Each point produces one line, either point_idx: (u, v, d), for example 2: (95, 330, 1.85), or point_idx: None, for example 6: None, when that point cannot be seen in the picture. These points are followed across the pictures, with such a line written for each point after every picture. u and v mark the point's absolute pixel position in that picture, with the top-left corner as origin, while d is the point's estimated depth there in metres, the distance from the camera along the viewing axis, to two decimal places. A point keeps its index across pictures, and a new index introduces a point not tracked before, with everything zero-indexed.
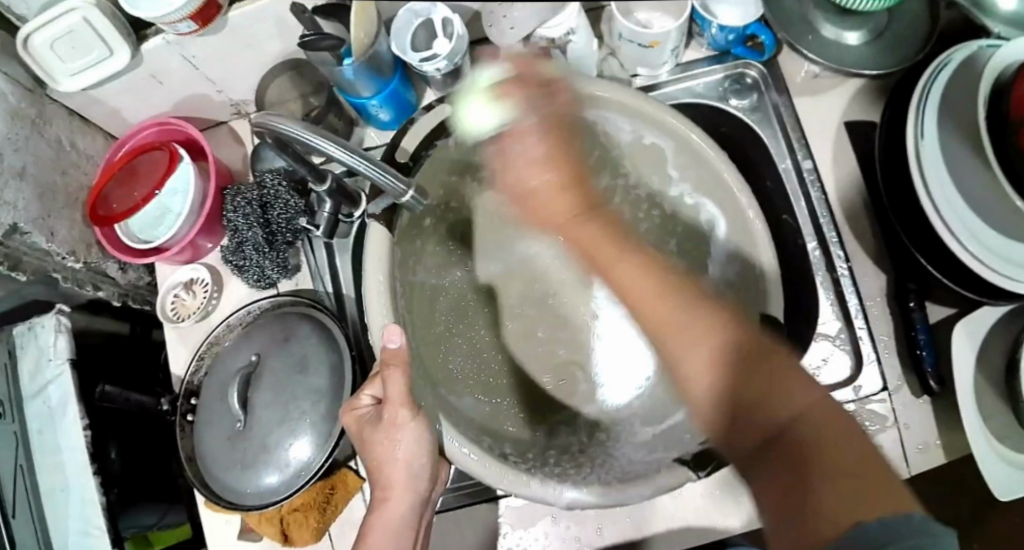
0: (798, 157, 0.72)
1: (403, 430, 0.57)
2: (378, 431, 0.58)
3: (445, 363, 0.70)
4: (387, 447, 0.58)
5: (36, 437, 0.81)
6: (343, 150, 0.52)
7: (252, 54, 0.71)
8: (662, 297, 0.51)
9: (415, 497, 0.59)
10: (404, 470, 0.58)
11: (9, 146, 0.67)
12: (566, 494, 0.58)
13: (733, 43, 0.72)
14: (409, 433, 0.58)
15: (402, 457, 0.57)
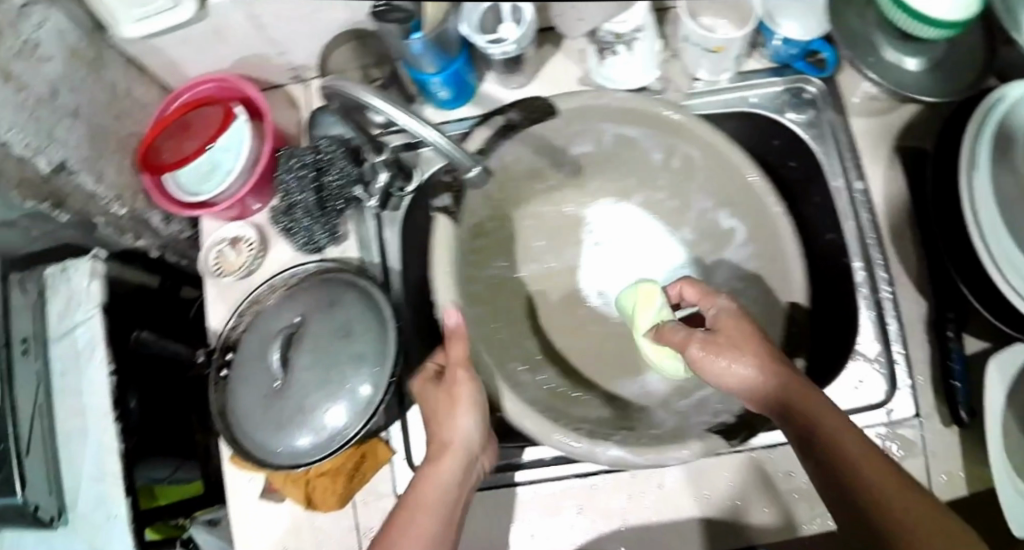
0: (851, 177, 0.73)
1: (462, 392, 0.60)
2: (440, 394, 0.61)
3: (507, 342, 0.74)
4: (446, 416, 0.60)
5: (59, 378, 0.82)
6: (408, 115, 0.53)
7: (316, 20, 0.69)
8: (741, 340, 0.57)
9: (468, 460, 0.60)
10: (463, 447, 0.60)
11: (65, 84, 0.67)
12: (608, 452, 0.61)
13: (795, 57, 0.72)
14: (473, 406, 0.60)
15: (460, 415, 0.59)
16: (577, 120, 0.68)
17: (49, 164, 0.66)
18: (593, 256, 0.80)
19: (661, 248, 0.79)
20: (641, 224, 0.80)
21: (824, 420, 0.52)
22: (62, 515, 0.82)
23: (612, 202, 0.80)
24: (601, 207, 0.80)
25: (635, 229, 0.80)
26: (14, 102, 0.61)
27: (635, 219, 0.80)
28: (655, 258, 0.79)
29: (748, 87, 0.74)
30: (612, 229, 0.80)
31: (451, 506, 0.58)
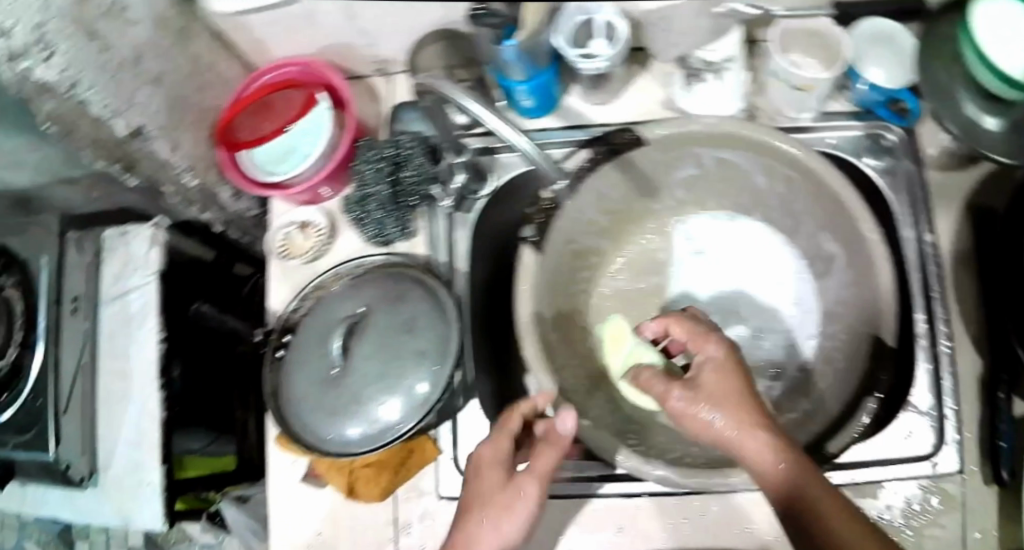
0: (921, 229, 0.73)
1: (523, 507, 0.58)
2: (500, 494, 0.59)
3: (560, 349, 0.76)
4: (497, 515, 0.58)
5: (105, 340, 0.82)
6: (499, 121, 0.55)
7: (412, 16, 0.70)
8: (735, 397, 0.55)
9: None
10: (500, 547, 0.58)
11: (150, 52, 0.67)
12: (657, 471, 0.62)
13: (878, 103, 0.73)
14: (530, 512, 0.58)
15: (513, 525, 0.58)
16: (673, 144, 0.70)
17: (126, 127, 0.67)
18: (693, 264, 0.82)
19: (763, 266, 0.81)
20: (747, 240, 0.82)
21: (798, 478, 0.52)
22: (92, 475, 0.82)
23: (710, 217, 0.83)
24: (705, 218, 0.83)
25: (742, 243, 0.82)
26: (97, 63, 0.61)
27: (736, 235, 0.82)
28: (756, 273, 0.81)
29: (827, 129, 0.75)
30: (716, 240, 0.82)
31: None
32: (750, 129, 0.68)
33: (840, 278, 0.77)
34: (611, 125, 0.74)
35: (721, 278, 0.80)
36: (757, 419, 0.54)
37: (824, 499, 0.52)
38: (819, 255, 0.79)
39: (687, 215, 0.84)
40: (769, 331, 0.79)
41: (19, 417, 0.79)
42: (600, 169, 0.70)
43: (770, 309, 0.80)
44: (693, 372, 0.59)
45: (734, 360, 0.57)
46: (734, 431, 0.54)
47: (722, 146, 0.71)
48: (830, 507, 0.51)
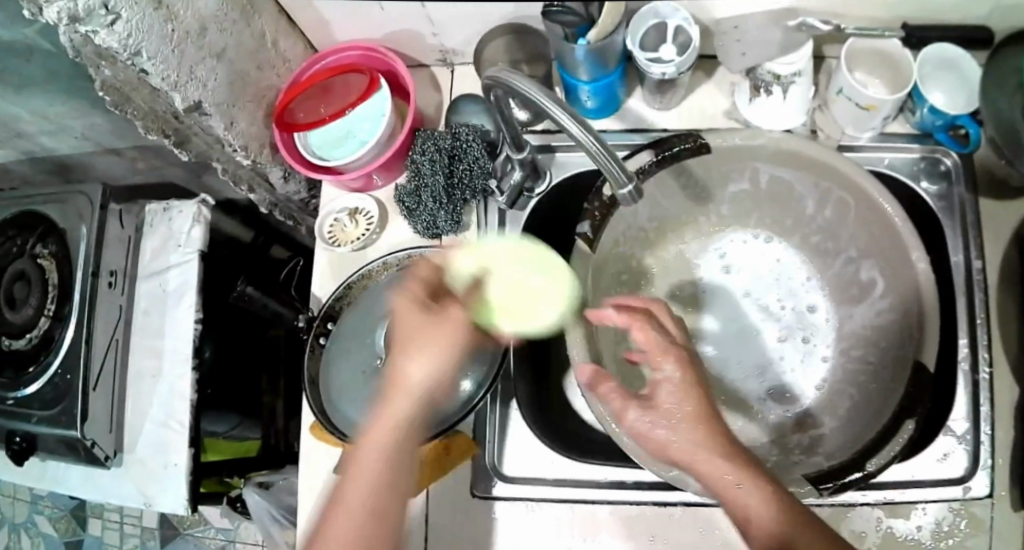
0: (971, 254, 0.73)
1: (449, 334, 0.57)
2: (428, 325, 0.57)
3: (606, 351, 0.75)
4: (412, 336, 0.57)
5: (140, 316, 0.81)
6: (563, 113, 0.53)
7: (482, 8, 0.69)
8: (696, 416, 0.57)
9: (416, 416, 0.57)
10: (421, 377, 0.56)
11: (215, 24, 0.66)
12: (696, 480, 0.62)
13: (939, 128, 0.73)
14: (459, 336, 0.57)
15: (419, 361, 0.56)
16: (733, 155, 0.71)
17: (185, 101, 0.66)
18: (720, 281, 0.82)
19: (797, 294, 0.81)
20: (784, 265, 0.82)
21: (758, 496, 0.53)
22: (116, 455, 0.81)
23: (746, 234, 0.83)
24: (743, 235, 0.83)
25: (776, 266, 0.82)
26: (162, 33, 0.60)
27: (768, 255, 0.82)
28: (788, 293, 0.81)
29: (885, 150, 0.75)
30: (749, 260, 0.82)
31: (399, 464, 0.56)
32: (812, 143, 0.68)
33: (875, 305, 0.75)
34: (669, 130, 0.74)
35: (746, 302, 0.81)
36: (717, 437, 0.56)
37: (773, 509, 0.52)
38: (854, 281, 0.77)
39: (728, 230, 0.83)
40: (800, 361, 0.79)
41: (46, 390, 0.78)
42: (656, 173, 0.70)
43: (800, 338, 0.80)
44: (654, 388, 0.60)
45: (687, 377, 0.58)
46: (699, 450, 0.55)
47: (779, 160, 0.71)
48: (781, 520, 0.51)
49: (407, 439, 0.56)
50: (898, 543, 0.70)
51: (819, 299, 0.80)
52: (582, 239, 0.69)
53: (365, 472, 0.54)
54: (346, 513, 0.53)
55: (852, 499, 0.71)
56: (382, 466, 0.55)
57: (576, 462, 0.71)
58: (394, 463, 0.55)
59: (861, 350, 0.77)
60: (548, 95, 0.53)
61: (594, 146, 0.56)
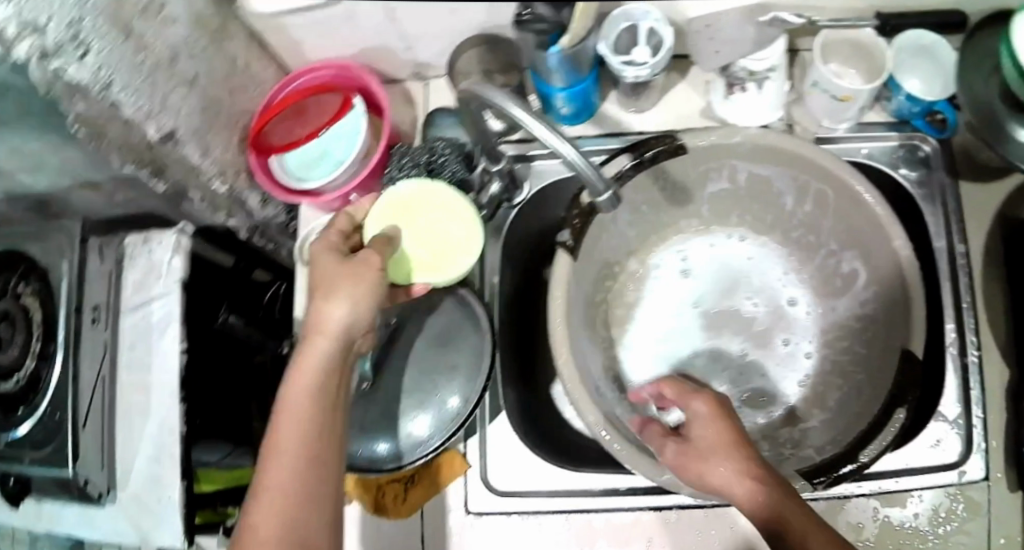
0: (953, 239, 0.73)
1: (368, 279, 0.55)
2: (344, 266, 0.56)
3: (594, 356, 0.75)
4: (334, 285, 0.55)
5: (127, 351, 0.80)
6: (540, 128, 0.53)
7: (453, 21, 0.69)
8: (725, 446, 0.57)
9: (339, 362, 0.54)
10: (341, 321, 0.54)
11: (186, 51, 0.65)
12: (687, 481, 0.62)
13: (916, 115, 0.73)
14: (376, 279, 0.56)
15: (336, 297, 0.54)
16: (709, 155, 0.71)
17: (158, 131, 0.65)
18: (677, 283, 0.82)
19: (773, 294, 0.81)
20: (751, 265, 0.82)
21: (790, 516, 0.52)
22: (110, 492, 0.79)
23: (706, 236, 0.83)
24: (701, 237, 0.83)
25: (738, 266, 0.82)
26: (132, 63, 0.59)
27: (733, 254, 0.82)
28: (763, 290, 0.81)
29: (863, 139, 0.74)
30: (705, 263, 0.82)
31: (322, 406, 0.53)
32: (788, 137, 0.68)
33: (859, 296, 0.75)
34: (646, 132, 0.73)
35: (703, 304, 0.81)
36: (749, 464, 0.56)
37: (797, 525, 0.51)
38: (837, 273, 0.77)
39: (684, 233, 0.83)
40: (779, 360, 0.79)
41: (36, 431, 0.78)
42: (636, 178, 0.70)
43: (774, 337, 0.80)
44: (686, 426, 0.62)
45: (719, 410, 0.60)
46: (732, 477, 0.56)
47: (755, 157, 0.71)
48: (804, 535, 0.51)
49: (330, 387, 0.54)
50: (894, 532, 0.70)
51: (804, 292, 0.81)
52: (563, 248, 0.69)
53: (291, 420, 0.52)
54: (277, 465, 0.50)
55: (844, 491, 0.71)
56: (309, 414, 0.52)
57: (570, 472, 0.71)
58: (322, 412, 0.52)
59: (850, 340, 0.76)
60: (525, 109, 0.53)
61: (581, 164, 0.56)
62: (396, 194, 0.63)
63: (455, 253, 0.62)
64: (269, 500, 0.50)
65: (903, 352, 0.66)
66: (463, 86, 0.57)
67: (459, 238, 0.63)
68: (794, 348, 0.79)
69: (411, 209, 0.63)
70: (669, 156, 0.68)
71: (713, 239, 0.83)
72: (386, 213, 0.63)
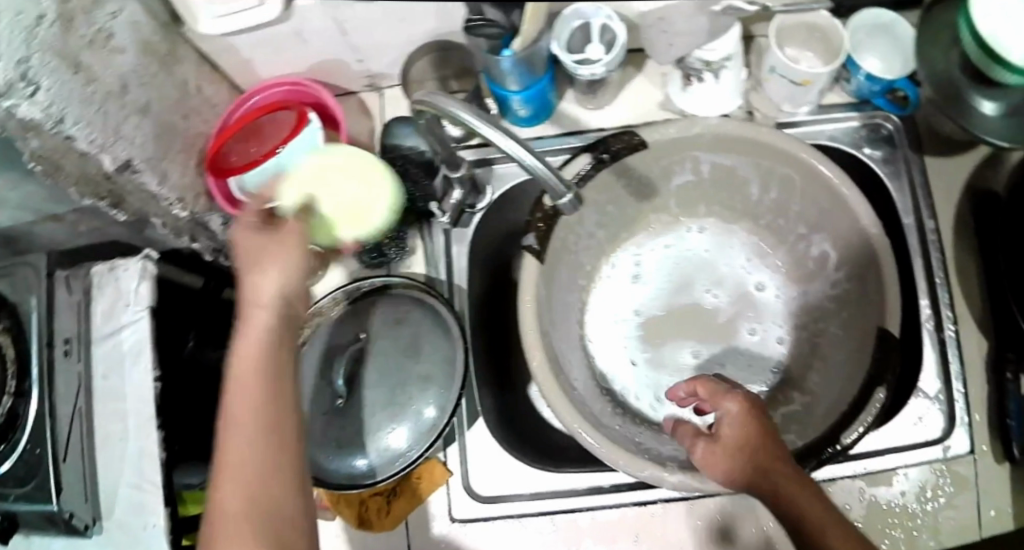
0: (922, 215, 0.73)
1: (292, 244, 0.53)
2: (263, 237, 0.54)
3: (568, 355, 0.74)
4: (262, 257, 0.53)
5: (100, 381, 0.79)
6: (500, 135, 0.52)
7: (403, 29, 0.68)
8: (762, 452, 0.55)
9: (279, 334, 0.53)
10: (276, 289, 0.53)
11: (136, 79, 0.65)
12: (672, 477, 0.61)
13: (876, 94, 0.72)
14: (301, 241, 0.54)
15: (264, 268, 0.53)
16: (672, 148, 0.70)
17: (114, 162, 0.63)
18: (629, 290, 0.81)
19: (737, 283, 0.80)
20: (708, 258, 0.81)
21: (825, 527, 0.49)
22: (95, 523, 0.78)
23: (656, 237, 0.82)
24: (652, 239, 0.82)
25: (692, 262, 0.81)
26: (83, 97, 0.57)
27: (687, 247, 0.82)
28: (724, 280, 0.80)
29: (826, 121, 0.74)
30: (656, 265, 0.81)
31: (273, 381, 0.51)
32: (750, 124, 0.68)
33: (830, 279, 0.75)
34: (605, 128, 0.73)
35: (660, 304, 0.80)
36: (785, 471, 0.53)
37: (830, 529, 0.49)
38: (808, 257, 0.77)
39: (633, 237, 0.82)
40: (748, 352, 0.78)
41: (17, 469, 0.74)
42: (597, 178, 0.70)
43: (740, 327, 0.79)
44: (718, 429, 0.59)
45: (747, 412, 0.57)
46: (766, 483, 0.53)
47: (718, 146, 0.70)
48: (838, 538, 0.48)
49: (275, 361, 0.52)
50: (882, 512, 0.69)
51: (776, 278, 0.80)
52: (529, 251, 0.68)
53: (242, 405, 0.50)
54: (234, 446, 0.49)
55: (829, 475, 0.70)
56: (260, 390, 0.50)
57: (551, 473, 0.70)
58: (271, 388, 0.51)
59: (826, 324, 0.76)
60: (483, 118, 0.52)
61: (544, 169, 0.55)
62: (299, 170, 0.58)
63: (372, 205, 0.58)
64: (234, 482, 0.48)
65: (879, 332, 0.65)
66: (418, 95, 0.55)
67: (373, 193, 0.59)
68: (760, 337, 0.79)
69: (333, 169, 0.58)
70: (630, 152, 0.68)
71: (677, 228, 0.82)
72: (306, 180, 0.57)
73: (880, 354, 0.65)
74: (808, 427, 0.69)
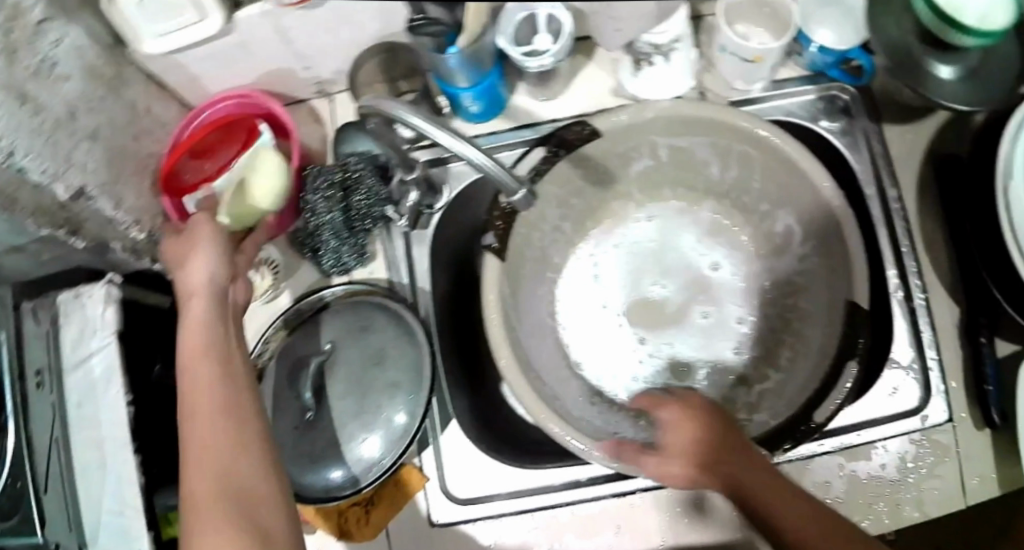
0: (884, 184, 0.72)
1: (202, 234, 0.61)
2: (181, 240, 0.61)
3: (538, 350, 0.74)
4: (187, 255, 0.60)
5: (75, 410, 0.77)
6: (458, 140, 0.50)
7: (347, 34, 0.68)
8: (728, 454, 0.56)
9: (214, 311, 0.58)
10: (205, 274, 0.59)
11: (83, 105, 0.64)
12: None
13: (830, 65, 0.71)
14: (214, 230, 0.62)
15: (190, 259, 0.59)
16: (627, 136, 0.70)
17: (67, 190, 0.63)
18: (589, 289, 0.80)
19: (690, 266, 0.79)
20: (657, 246, 0.80)
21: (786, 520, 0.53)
22: None
23: (607, 238, 0.81)
24: (603, 238, 0.81)
25: (644, 254, 0.80)
26: (32, 128, 0.57)
27: (638, 240, 0.81)
28: (675, 266, 0.79)
29: (780, 96, 0.73)
30: (613, 266, 0.80)
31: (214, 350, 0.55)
32: (706, 104, 0.67)
33: (796, 254, 0.75)
34: (559, 119, 0.72)
35: (619, 302, 0.79)
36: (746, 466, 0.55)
37: (790, 519, 0.52)
38: (774, 234, 0.77)
39: (587, 238, 0.81)
40: (702, 334, 0.77)
41: None
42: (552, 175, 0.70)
43: (690, 311, 0.78)
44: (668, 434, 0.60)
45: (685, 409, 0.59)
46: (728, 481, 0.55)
47: (672, 128, 0.70)
48: (796, 527, 0.52)
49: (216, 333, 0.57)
50: (863, 486, 0.68)
51: (743, 257, 0.80)
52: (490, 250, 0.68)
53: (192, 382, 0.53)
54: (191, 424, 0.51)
55: (808, 452, 0.69)
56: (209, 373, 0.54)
57: (524, 469, 0.71)
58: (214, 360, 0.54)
59: (797, 300, 0.75)
60: (438, 121, 0.50)
61: (489, 166, 0.52)
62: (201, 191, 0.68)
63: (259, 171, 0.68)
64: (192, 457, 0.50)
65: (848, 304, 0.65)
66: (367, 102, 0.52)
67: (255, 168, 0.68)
68: (715, 315, 0.78)
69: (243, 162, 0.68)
70: (583, 143, 0.68)
71: (637, 212, 0.81)
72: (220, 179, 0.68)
73: (853, 327, 0.64)
74: (783, 404, 0.69)
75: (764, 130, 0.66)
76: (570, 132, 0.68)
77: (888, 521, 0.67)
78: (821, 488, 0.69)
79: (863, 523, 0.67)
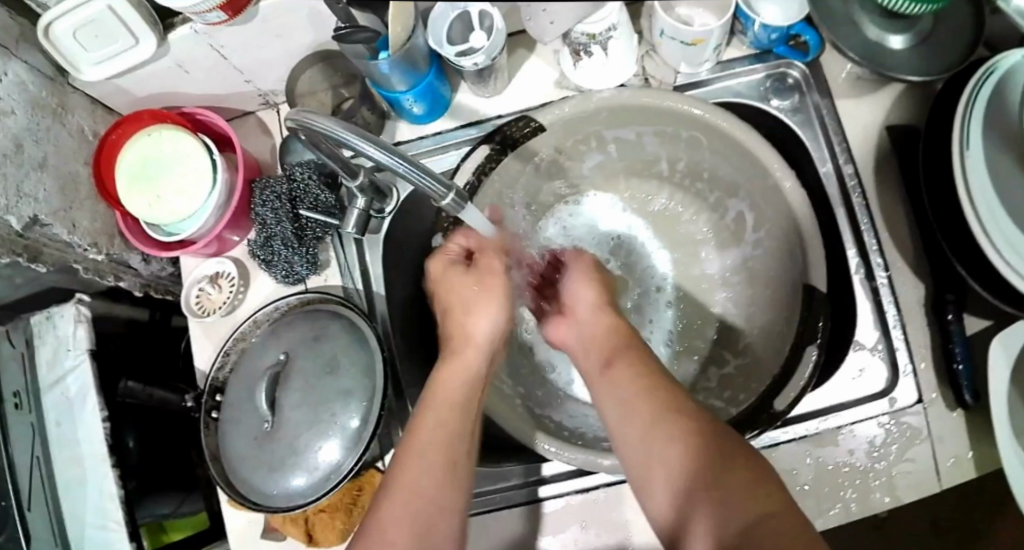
0: (840, 160, 0.71)
1: (490, 282, 0.65)
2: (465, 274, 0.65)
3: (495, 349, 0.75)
4: (473, 300, 0.64)
5: (55, 429, 0.76)
6: (375, 147, 0.48)
7: (284, 43, 0.69)
8: (608, 316, 0.62)
9: (483, 356, 0.62)
10: (484, 328, 0.63)
11: (30, 136, 0.64)
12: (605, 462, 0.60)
13: (776, 42, 0.70)
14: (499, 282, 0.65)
15: (478, 301, 0.64)
16: (572, 128, 0.69)
17: (18, 221, 0.64)
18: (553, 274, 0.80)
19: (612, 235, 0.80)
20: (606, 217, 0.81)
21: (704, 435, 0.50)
22: None
23: (573, 203, 0.81)
24: (561, 218, 0.80)
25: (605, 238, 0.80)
26: None
27: (597, 210, 0.81)
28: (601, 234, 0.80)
29: (729, 78, 0.73)
30: (590, 234, 0.80)
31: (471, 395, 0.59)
32: (648, 89, 0.66)
33: (753, 238, 0.74)
34: (504, 115, 0.73)
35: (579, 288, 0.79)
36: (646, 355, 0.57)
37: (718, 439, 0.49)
38: (731, 217, 0.75)
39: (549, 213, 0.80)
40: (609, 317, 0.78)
41: None
42: (500, 171, 0.69)
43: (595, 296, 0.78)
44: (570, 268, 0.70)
45: (604, 300, 0.64)
46: (602, 318, 0.62)
47: (617, 115, 0.68)
48: (728, 451, 0.48)
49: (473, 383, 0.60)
50: (832, 473, 0.66)
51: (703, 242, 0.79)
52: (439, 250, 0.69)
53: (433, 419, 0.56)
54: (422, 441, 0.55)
55: (770, 441, 0.67)
56: (451, 419, 0.57)
57: (488, 469, 0.70)
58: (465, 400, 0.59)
59: (755, 287, 0.74)
60: (355, 129, 0.48)
61: (397, 164, 0.49)
62: (135, 200, 0.68)
63: (175, 150, 0.69)
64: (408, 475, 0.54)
65: (803, 288, 0.63)
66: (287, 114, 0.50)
67: (167, 150, 0.69)
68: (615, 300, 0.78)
69: (154, 161, 0.68)
70: (526, 138, 0.68)
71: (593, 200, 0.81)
72: (138, 187, 0.68)
73: (807, 310, 0.63)
74: (745, 390, 0.68)
75: (709, 110, 0.64)
76: (510, 130, 0.68)
77: (856, 509, 0.64)
78: (790, 477, 0.66)
79: (830, 512, 0.65)
